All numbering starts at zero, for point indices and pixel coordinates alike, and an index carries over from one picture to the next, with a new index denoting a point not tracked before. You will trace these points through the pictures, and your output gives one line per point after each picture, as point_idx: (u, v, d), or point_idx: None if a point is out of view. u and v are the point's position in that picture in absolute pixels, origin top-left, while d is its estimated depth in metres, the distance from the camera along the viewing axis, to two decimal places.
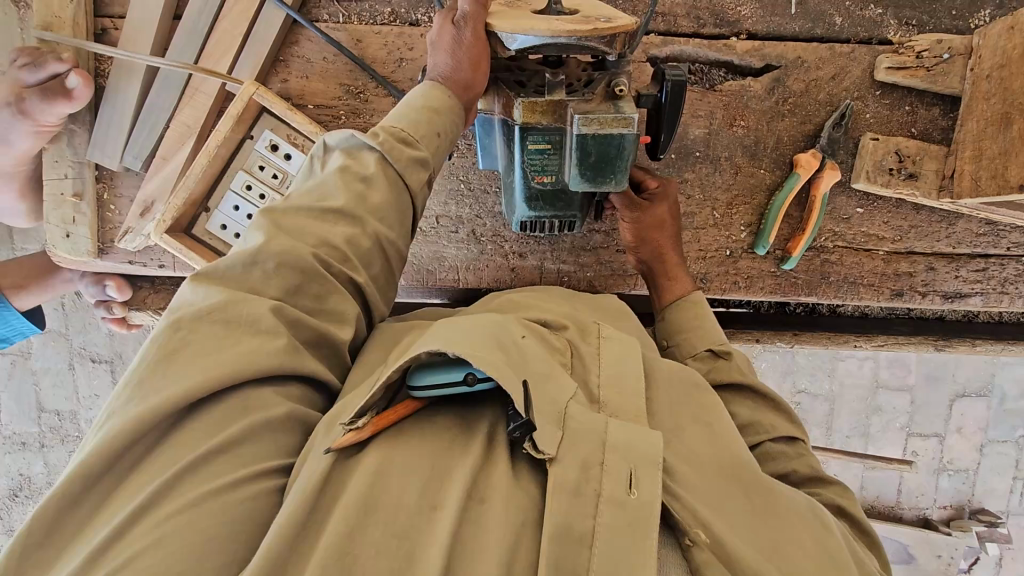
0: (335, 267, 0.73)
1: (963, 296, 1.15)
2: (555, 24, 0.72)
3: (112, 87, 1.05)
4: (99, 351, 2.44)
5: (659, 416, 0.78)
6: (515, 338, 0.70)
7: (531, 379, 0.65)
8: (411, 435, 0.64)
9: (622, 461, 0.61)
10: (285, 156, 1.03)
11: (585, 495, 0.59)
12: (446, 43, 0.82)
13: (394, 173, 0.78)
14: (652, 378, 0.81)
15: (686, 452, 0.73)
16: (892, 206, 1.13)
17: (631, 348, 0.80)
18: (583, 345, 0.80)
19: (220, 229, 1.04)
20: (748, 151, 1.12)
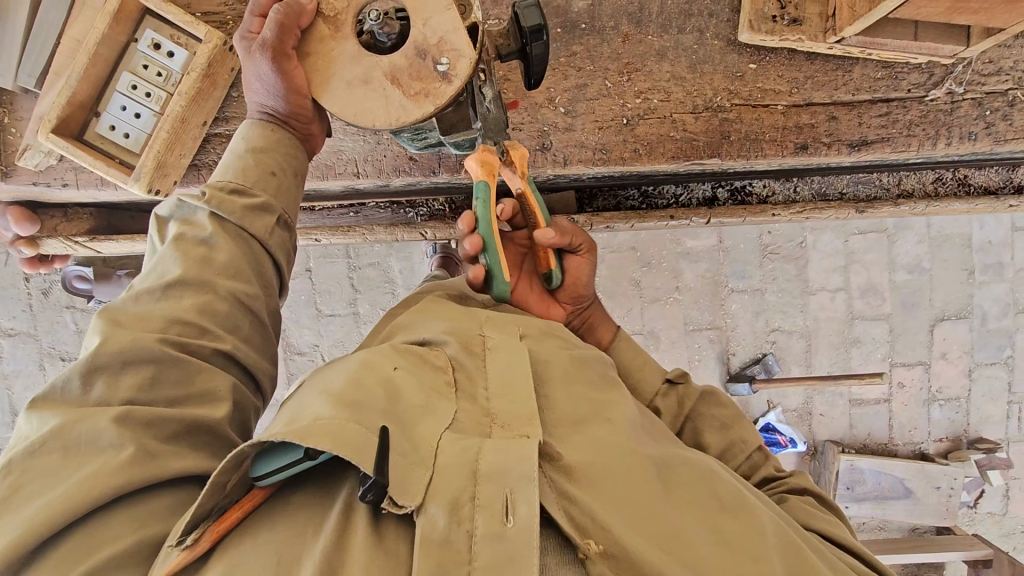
0: (193, 344, 0.68)
1: (871, 143, 1.13)
2: (393, 108, 0.75)
3: (3, 7, 1.08)
4: (69, 349, 2.45)
5: (560, 408, 0.76)
6: (381, 379, 0.70)
7: (393, 422, 0.66)
8: (261, 528, 0.63)
9: (497, 490, 0.62)
10: (168, 53, 1.04)
11: (458, 544, 0.59)
12: (268, 78, 0.78)
13: (234, 227, 0.76)
14: (550, 377, 0.79)
15: (598, 449, 0.72)
16: (786, 58, 1.12)
17: (518, 356, 0.78)
18: (465, 359, 0.77)
19: (110, 131, 1.05)
20: (634, 18, 1.12)
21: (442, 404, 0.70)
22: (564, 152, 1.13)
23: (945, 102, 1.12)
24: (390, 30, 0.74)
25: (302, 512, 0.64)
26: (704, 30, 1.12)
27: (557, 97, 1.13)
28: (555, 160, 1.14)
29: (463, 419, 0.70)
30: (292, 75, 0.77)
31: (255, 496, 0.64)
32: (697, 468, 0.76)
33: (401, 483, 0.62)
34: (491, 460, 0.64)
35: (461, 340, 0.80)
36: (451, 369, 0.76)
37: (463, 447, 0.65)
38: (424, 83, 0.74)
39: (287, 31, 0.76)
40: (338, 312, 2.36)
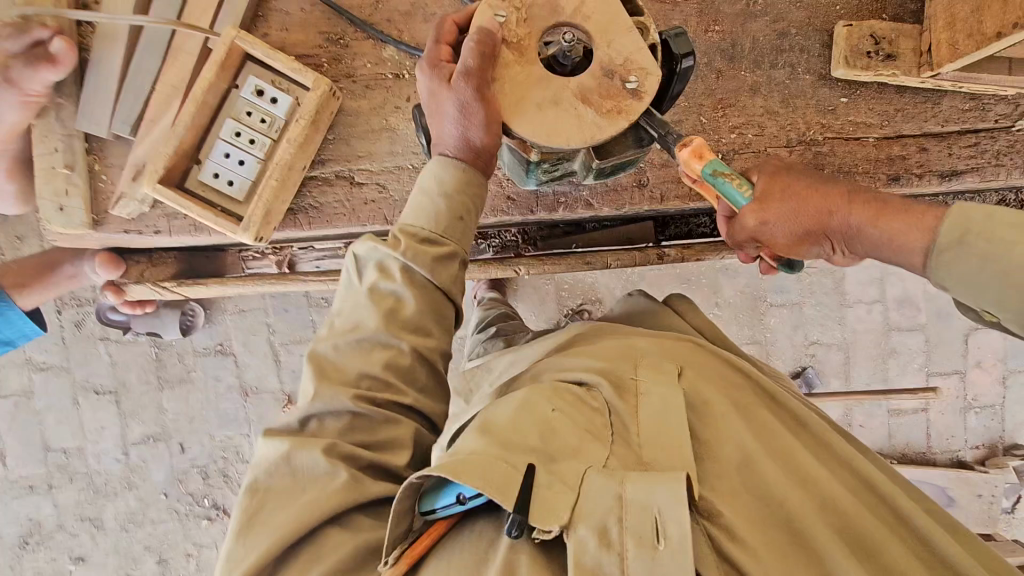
0: (379, 397, 0.79)
1: (960, 174, 1.15)
2: (588, 132, 0.79)
3: (96, 54, 1.06)
4: (102, 382, 2.40)
5: (723, 459, 0.75)
6: (540, 420, 0.71)
7: (541, 460, 0.68)
8: (448, 554, 0.69)
9: (643, 511, 0.64)
10: (271, 99, 1.03)
11: (608, 569, 0.63)
12: (461, 105, 0.79)
13: (422, 280, 0.82)
14: (715, 423, 0.77)
15: (759, 516, 0.72)
16: (876, 91, 1.14)
17: (670, 395, 0.78)
18: (618, 402, 0.77)
19: (212, 178, 1.03)
20: (726, 54, 1.14)
21: (595, 447, 0.71)
22: (661, 189, 1.14)
23: None
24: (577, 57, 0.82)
25: (478, 539, 0.69)
26: (796, 65, 1.14)
27: None
28: (652, 196, 1.15)
29: (615, 462, 0.71)
30: (477, 104, 0.78)
31: (437, 526, 0.71)
32: (861, 545, 0.73)
33: (542, 510, 0.65)
34: (638, 483, 0.66)
35: (610, 378, 0.80)
36: (606, 411, 0.76)
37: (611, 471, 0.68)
38: (618, 105, 0.80)
39: (484, 56, 0.78)
40: None
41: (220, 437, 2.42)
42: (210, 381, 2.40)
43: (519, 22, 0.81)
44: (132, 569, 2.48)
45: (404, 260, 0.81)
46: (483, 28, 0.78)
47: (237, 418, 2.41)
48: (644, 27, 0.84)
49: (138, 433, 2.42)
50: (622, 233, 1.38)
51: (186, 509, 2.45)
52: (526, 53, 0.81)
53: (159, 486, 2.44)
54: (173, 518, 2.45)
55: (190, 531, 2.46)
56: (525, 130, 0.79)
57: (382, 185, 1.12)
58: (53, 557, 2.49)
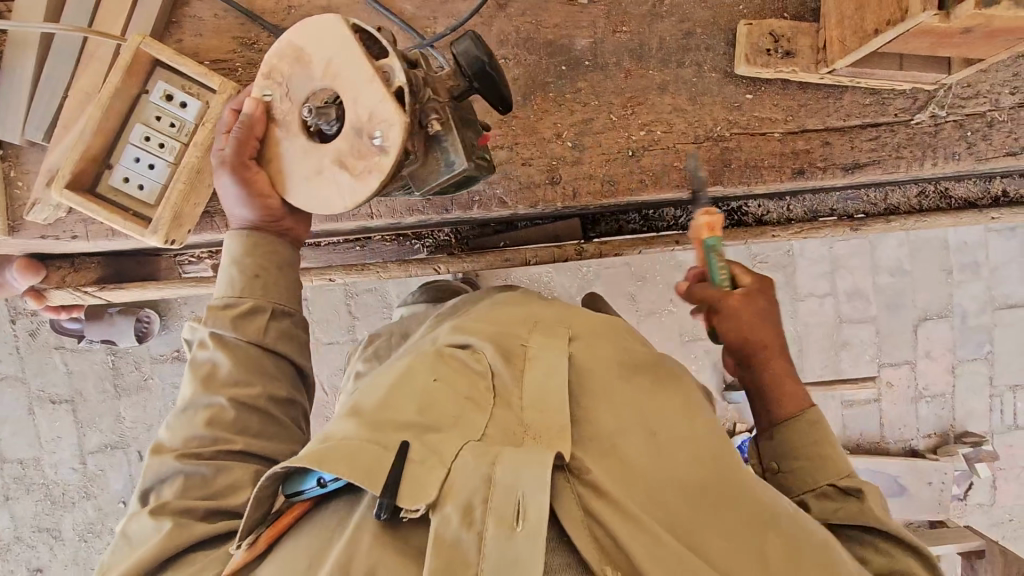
0: (206, 451, 0.81)
1: (863, 166, 1.19)
2: (360, 184, 0.79)
3: (9, 61, 1.08)
4: (58, 391, 2.39)
5: (600, 423, 0.77)
6: (420, 393, 0.75)
7: (414, 436, 0.71)
8: (302, 535, 0.72)
9: (509, 492, 0.65)
10: (180, 104, 1.04)
11: (464, 547, 0.63)
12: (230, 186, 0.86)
13: (233, 343, 0.86)
14: (595, 390, 0.80)
15: (633, 468, 0.75)
16: (779, 87, 1.17)
17: (556, 363, 0.80)
18: (504, 369, 0.79)
19: (123, 183, 1.04)
20: (634, 54, 1.17)
21: (476, 416, 0.74)
22: (574, 185, 1.17)
23: (930, 125, 1.19)
24: (288, 130, 0.84)
25: (332, 523, 0.71)
26: (702, 64, 1.17)
27: (565, 132, 1.16)
28: (565, 193, 1.17)
29: (491, 434, 0.72)
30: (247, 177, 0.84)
31: (296, 509, 0.74)
32: (735, 510, 0.75)
33: (411, 488, 0.67)
34: (508, 463, 0.66)
35: (500, 349, 0.81)
36: (488, 375, 0.79)
37: (484, 452, 0.68)
38: (368, 156, 0.78)
39: (241, 135, 0.83)
40: (337, 340, 2.35)
41: None
42: (167, 388, 2.39)
43: (282, 93, 0.83)
44: None
45: (210, 331, 0.87)
46: (243, 116, 0.83)
47: None
48: (389, 73, 0.77)
49: (95, 442, 2.41)
50: (550, 231, 1.40)
51: None
52: (287, 125, 0.84)
53: (118, 496, 2.43)
54: None
55: None
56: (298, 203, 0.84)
57: None
58: (11, 569, 2.47)
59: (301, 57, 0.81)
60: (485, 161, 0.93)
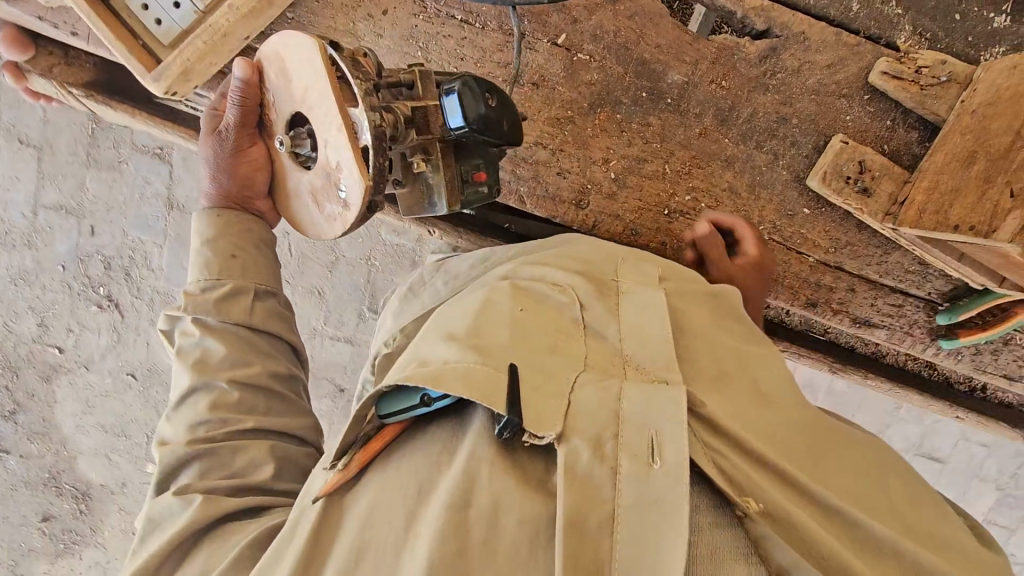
0: (220, 437, 0.84)
1: (871, 326, 1.16)
2: (325, 224, 0.82)
3: None
4: (29, 133, 2.29)
5: (694, 367, 0.75)
6: (506, 318, 0.70)
7: (522, 361, 0.65)
8: (398, 457, 0.69)
9: (641, 430, 0.61)
10: None
11: (596, 485, 0.59)
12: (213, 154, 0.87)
13: (239, 330, 0.88)
14: (687, 334, 0.79)
15: (750, 406, 0.73)
16: (838, 216, 1.10)
17: (653, 302, 0.77)
18: (597, 304, 0.75)
19: (140, 9, 0.93)
20: (720, 114, 1.07)
21: (572, 346, 0.70)
22: (596, 218, 1.10)
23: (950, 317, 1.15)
24: (272, 144, 0.86)
25: (435, 444, 0.68)
26: (779, 156, 1.08)
27: (613, 161, 1.08)
28: (585, 222, 1.11)
29: (592, 362, 0.69)
30: (223, 173, 0.88)
31: (388, 430, 0.71)
32: (831, 445, 0.75)
33: (538, 418, 0.62)
34: (635, 399, 0.63)
35: (594, 282, 0.79)
36: (577, 308, 0.75)
37: (604, 386, 0.65)
38: (331, 198, 0.79)
39: (225, 136, 0.86)
40: None
41: (133, 238, 2.37)
42: (137, 179, 2.31)
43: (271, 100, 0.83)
44: (11, 321, 2.51)
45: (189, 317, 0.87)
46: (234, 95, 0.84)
47: (153, 226, 2.35)
48: (356, 125, 0.73)
49: (51, 199, 2.35)
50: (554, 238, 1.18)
51: (78, 289, 2.44)
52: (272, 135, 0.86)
53: (58, 258, 2.42)
54: (64, 293, 2.45)
55: (77, 312, 2.47)
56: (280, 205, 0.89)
57: None
58: None
59: (285, 76, 0.79)
60: (480, 196, 0.88)
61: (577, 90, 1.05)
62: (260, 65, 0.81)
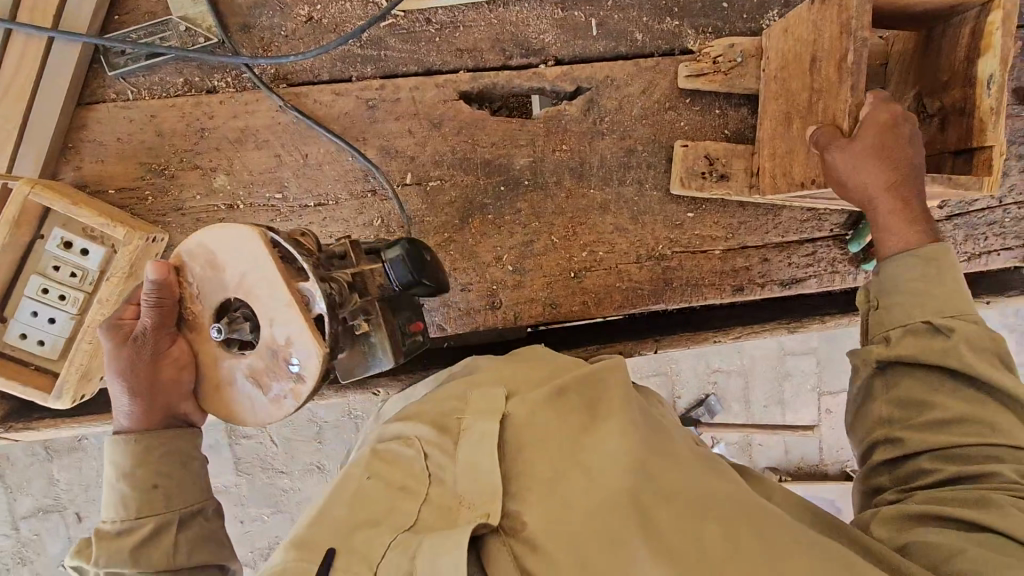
0: None
1: (799, 281, 1.20)
2: (271, 410, 0.78)
3: None
4: None
5: (535, 469, 0.75)
6: (354, 495, 0.75)
7: (339, 545, 0.69)
8: None
9: None
10: (81, 251, 0.95)
11: None
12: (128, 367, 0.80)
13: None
14: (525, 418, 0.80)
15: (568, 480, 0.74)
16: (719, 206, 1.17)
17: (489, 435, 0.77)
18: (435, 450, 0.79)
19: (20, 339, 0.96)
20: (575, 172, 1.14)
21: (408, 505, 0.74)
22: (514, 309, 1.14)
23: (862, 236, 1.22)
24: (196, 336, 0.81)
25: None
26: (643, 181, 1.15)
27: (505, 255, 1.13)
28: (506, 317, 1.15)
29: (425, 517, 0.73)
30: (141, 382, 0.80)
31: None
32: (690, 511, 0.71)
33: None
34: (426, 554, 0.66)
35: (436, 425, 0.81)
36: (421, 458, 0.79)
37: (407, 545, 0.69)
38: (276, 367, 0.76)
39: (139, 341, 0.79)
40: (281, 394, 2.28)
41: None
42: (102, 448, 2.27)
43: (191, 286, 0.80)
44: None
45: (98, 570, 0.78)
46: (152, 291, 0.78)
47: None
48: (309, 298, 0.76)
49: (27, 507, 2.29)
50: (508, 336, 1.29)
51: None
52: (196, 329, 0.81)
53: (56, 559, 2.32)
54: None
55: None
56: (208, 406, 0.81)
57: None
58: None
59: (213, 264, 0.79)
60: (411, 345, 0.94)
61: (443, 213, 1.11)
62: (176, 255, 0.80)
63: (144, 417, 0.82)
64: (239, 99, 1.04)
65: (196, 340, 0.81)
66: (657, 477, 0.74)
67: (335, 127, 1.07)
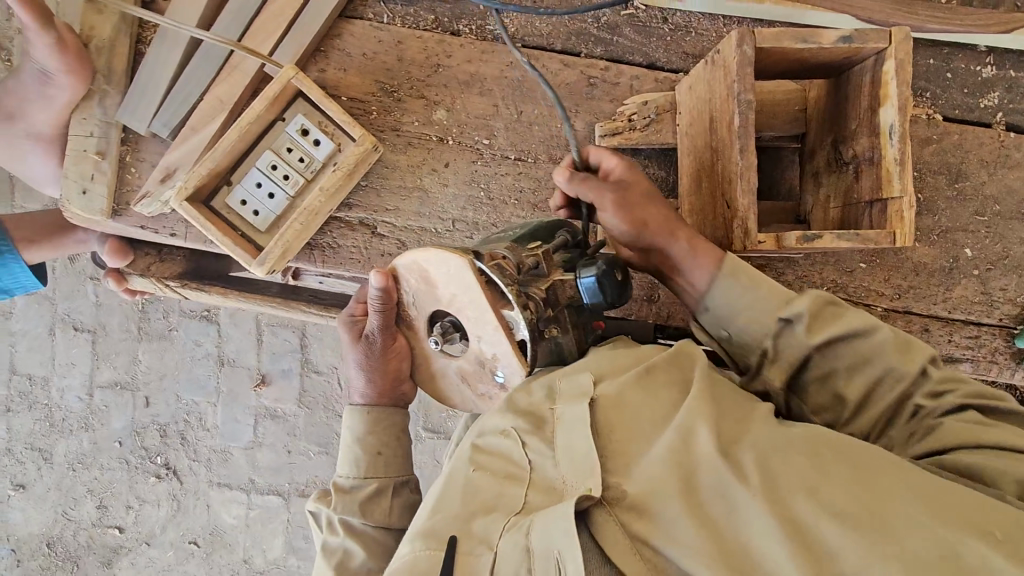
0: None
1: (955, 361, 1.18)
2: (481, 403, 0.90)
3: (153, 50, 1.07)
4: (83, 320, 2.40)
5: (613, 439, 0.74)
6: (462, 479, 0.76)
7: (459, 530, 0.72)
8: None
9: (548, 556, 0.65)
10: (313, 141, 1.03)
11: None
12: (360, 359, 0.95)
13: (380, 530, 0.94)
14: (602, 391, 0.77)
15: (652, 449, 0.72)
16: (893, 264, 1.17)
17: (582, 420, 0.74)
18: (531, 435, 0.77)
19: (239, 204, 1.04)
20: (762, 195, 1.15)
21: (513, 490, 0.74)
22: (668, 309, 1.16)
23: None
24: (414, 337, 0.91)
25: None
26: None
27: None
28: (658, 314, 1.17)
29: (534, 501, 0.73)
30: (376, 373, 0.95)
31: None
32: (790, 462, 0.67)
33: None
34: (538, 531, 0.66)
35: (527, 413, 0.79)
36: (523, 446, 0.77)
37: (518, 525, 0.69)
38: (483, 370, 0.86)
39: (371, 344, 0.92)
40: None
41: (187, 400, 2.41)
42: (188, 344, 2.39)
43: (410, 300, 0.88)
44: (70, 508, 2.48)
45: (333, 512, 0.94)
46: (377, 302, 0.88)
47: (206, 386, 2.40)
48: (511, 324, 0.80)
49: (107, 377, 2.42)
50: None
51: (136, 462, 2.44)
52: (414, 332, 0.91)
53: (115, 435, 2.44)
54: (122, 468, 2.45)
55: (136, 485, 2.46)
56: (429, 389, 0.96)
57: (400, 242, 1.14)
58: None
59: (427, 282, 0.84)
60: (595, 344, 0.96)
61: None
62: (395, 270, 0.86)
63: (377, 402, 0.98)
64: (477, 46, 1.12)
65: (414, 339, 0.92)
66: (740, 435, 0.71)
67: (553, 92, 1.13)
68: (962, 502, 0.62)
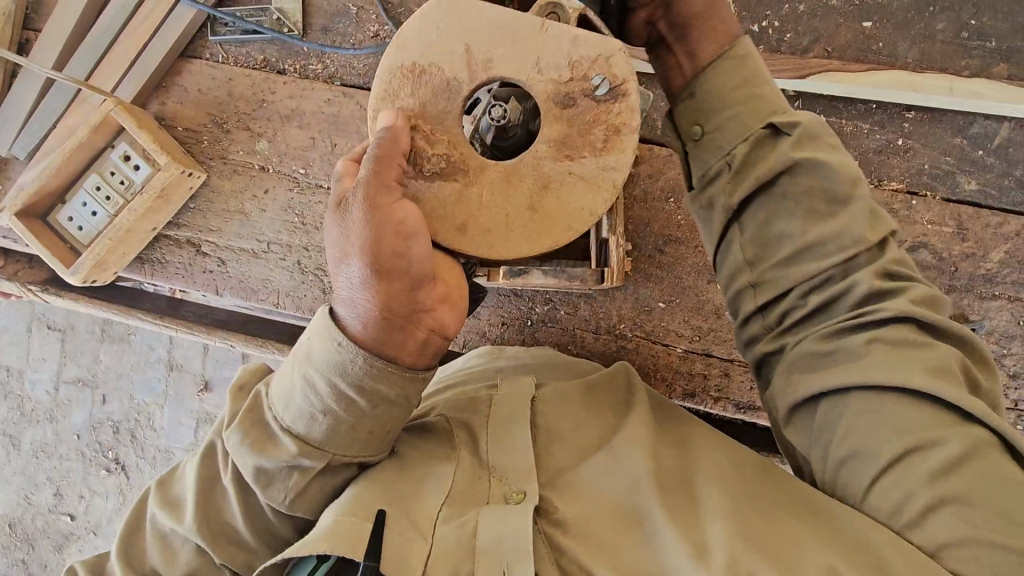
0: None
1: (757, 409, 1.15)
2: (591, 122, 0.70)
3: (17, 85, 1.22)
4: None
5: (557, 456, 0.78)
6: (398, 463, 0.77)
7: (391, 504, 0.71)
8: None
9: (494, 562, 0.67)
10: (134, 166, 1.15)
11: None
12: (354, 217, 0.68)
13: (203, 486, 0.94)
14: (546, 413, 0.82)
15: (606, 472, 0.76)
16: (694, 306, 1.15)
17: (519, 415, 0.79)
18: (473, 418, 0.81)
19: (67, 220, 1.18)
20: None
21: (444, 467, 0.76)
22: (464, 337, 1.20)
23: None
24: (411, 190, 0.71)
25: None
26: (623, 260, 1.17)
27: None
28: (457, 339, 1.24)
29: (460, 480, 0.74)
30: (365, 230, 0.68)
31: None
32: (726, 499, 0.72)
33: (401, 562, 0.67)
34: (488, 520, 0.69)
35: (466, 402, 0.84)
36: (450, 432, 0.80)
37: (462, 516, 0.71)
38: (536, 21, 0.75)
39: (351, 263, 0.69)
40: None
41: None
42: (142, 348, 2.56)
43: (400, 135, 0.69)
44: None
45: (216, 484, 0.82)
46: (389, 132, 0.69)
47: (155, 388, 2.40)
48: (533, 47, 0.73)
49: None
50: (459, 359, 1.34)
51: (91, 455, 2.47)
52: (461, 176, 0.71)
53: None
54: None
55: None
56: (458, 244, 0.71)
57: (221, 260, 1.23)
58: None
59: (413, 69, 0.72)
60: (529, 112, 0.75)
61: None
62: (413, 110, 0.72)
63: (363, 304, 0.69)
64: (299, 84, 1.22)
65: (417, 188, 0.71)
66: (692, 477, 0.76)
67: (366, 128, 1.21)
68: (903, 557, 0.65)
